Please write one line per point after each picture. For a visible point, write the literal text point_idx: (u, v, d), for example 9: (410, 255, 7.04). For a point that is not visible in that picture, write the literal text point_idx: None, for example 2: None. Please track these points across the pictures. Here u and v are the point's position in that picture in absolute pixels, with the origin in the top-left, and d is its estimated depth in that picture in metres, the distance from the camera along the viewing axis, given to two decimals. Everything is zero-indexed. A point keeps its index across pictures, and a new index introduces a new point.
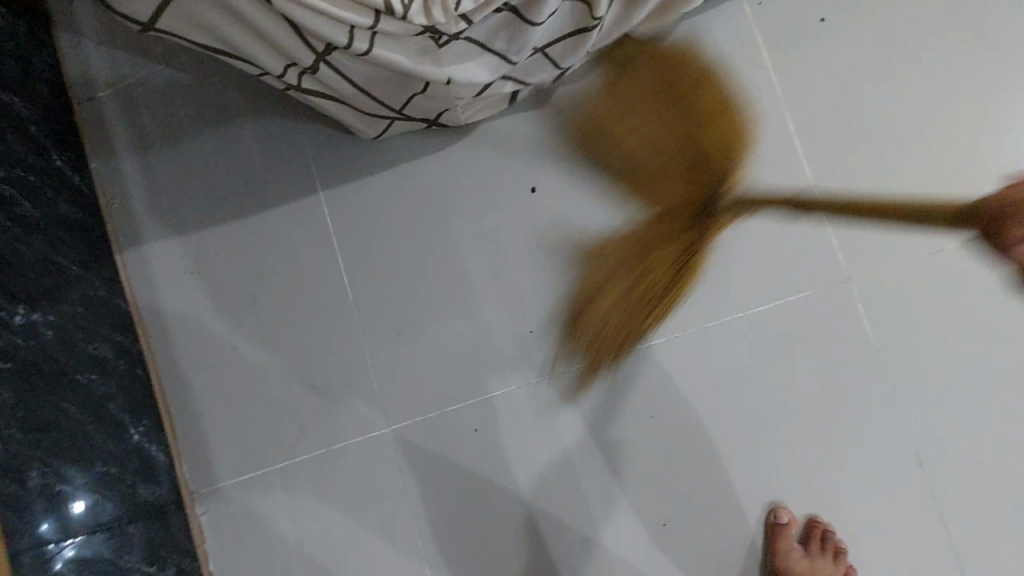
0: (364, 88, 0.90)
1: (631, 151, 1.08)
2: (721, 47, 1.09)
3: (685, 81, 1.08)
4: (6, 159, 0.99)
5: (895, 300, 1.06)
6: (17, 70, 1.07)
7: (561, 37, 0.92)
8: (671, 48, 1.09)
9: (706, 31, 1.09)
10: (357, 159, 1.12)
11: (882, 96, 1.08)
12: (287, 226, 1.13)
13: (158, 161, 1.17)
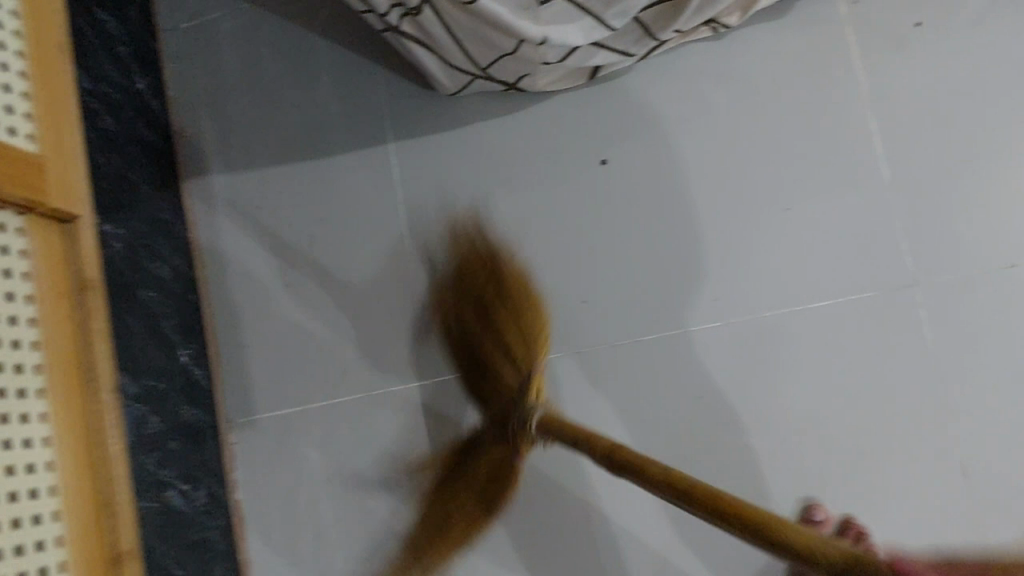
0: (459, 35, 0.93)
1: (704, 137, 1.10)
2: (806, 46, 1.09)
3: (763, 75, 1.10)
4: (92, 72, 1.00)
5: (957, 310, 1.04)
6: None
7: (654, 3, 0.95)
8: (755, 42, 1.10)
9: (793, 28, 1.10)
10: (431, 114, 1.14)
11: (966, 107, 1.06)
12: (352, 172, 1.15)
13: (233, 94, 1.18)
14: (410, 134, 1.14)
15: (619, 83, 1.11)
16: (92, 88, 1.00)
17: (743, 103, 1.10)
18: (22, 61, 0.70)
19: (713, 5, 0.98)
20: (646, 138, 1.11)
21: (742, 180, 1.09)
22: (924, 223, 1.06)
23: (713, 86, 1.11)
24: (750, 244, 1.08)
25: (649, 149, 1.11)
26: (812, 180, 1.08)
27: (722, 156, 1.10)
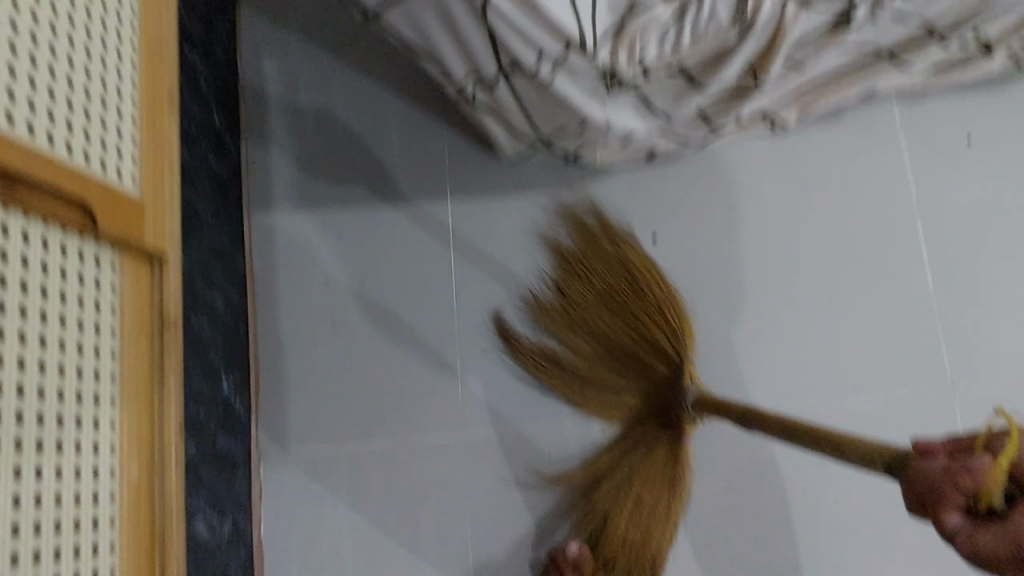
0: (529, 115, 0.97)
1: (759, 220, 1.12)
2: (865, 146, 1.11)
3: (821, 172, 1.12)
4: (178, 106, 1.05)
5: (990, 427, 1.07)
6: (202, 29, 1.15)
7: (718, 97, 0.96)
8: (815, 137, 1.11)
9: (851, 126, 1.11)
10: (491, 179, 1.19)
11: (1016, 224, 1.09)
12: (409, 226, 1.19)
13: (306, 137, 1.23)
14: (471, 192, 1.19)
15: (677, 160, 1.13)
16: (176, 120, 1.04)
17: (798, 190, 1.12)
18: (135, 108, 0.66)
19: (774, 104, 1.01)
20: (701, 216, 1.13)
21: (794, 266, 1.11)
22: (970, 337, 1.07)
23: (770, 171, 1.13)
24: (796, 331, 1.09)
25: (703, 227, 1.13)
26: (862, 272, 1.10)
27: (775, 240, 1.12)
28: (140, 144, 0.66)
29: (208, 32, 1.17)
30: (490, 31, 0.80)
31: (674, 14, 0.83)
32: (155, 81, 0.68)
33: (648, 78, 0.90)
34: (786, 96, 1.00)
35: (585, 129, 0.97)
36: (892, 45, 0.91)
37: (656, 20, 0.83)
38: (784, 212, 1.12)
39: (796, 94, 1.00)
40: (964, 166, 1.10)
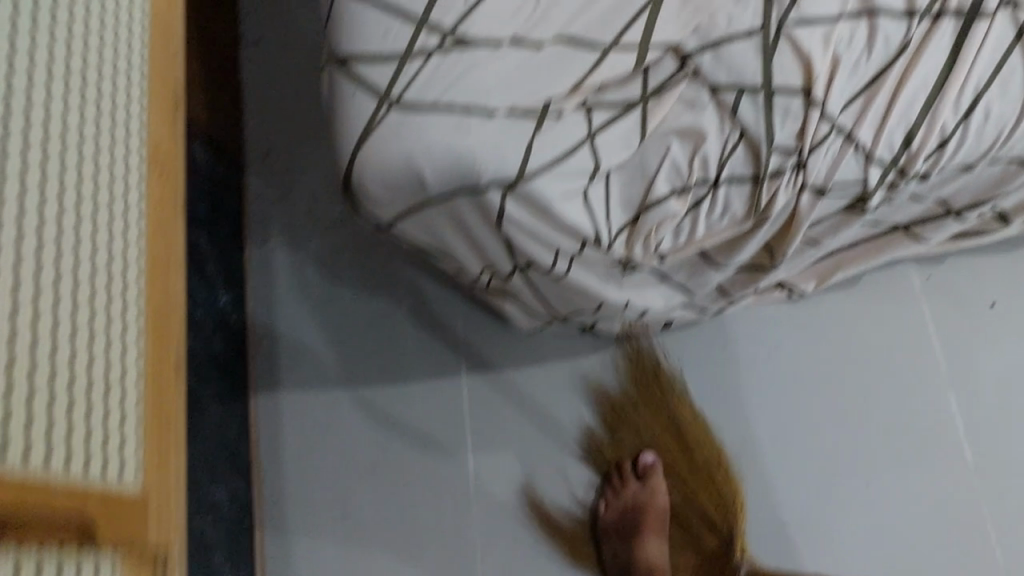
0: (545, 296, 0.95)
1: (803, 392, 1.06)
2: (896, 306, 1.06)
3: (852, 335, 1.07)
4: None
5: None
6: (209, 209, 1.13)
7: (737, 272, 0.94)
8: (843, 300, 1.08)
9: (880, 286, 1.07)
10: (510, 348, 1.15)
11: None
12: (422, 401, 1.14)
13: (312, 313, 1.19)
14: (494, 365, 1.15)
15: (705, 330, 1.10)
16: None
17: (842, 361, 1.06)
18: (138, 385, 0.59)
19: (793, 272, 0.98)
20: (735, 387, 1.07)
21: (843, 442, 1.03)
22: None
23: (804, 341, 1.07)
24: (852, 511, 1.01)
25: (739, 401, 1.07)
26: (919, 447, 1.01)
27: (822, 414, 1.05)
28: (145, 400, 0.59)
29: (214, 211, 1.14)
30: (507, 238, 0.79)
31: (690, 206, 0.82)
32: (165, 306, 0.63)
33: (665, 262, 0.88)
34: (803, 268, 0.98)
35: (602, 305, 0.95)
36: (908, 217, 0.90)
37: (673, 213, 0.81)
38: (830, 383, 1.06)
39: (815, 263, 0.97)
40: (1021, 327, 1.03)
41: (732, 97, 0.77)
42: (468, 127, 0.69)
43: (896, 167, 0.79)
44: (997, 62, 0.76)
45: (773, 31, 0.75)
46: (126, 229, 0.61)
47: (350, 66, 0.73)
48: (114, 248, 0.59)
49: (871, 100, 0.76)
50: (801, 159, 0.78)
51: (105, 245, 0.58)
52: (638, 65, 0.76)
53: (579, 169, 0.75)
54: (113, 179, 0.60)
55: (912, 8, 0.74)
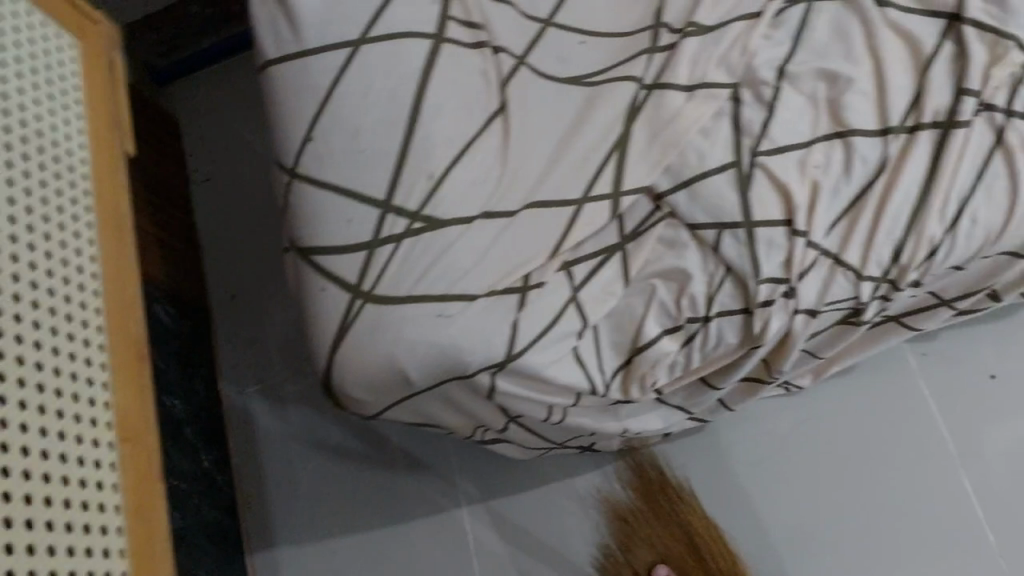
0: (545, 435, 0.88)
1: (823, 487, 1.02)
2: (895, 387, 1.04)
3: (860, 422, 1.04)
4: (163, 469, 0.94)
5: None
6: (178, 369, 1.06)
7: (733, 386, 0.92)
8: (842, 387, 1.05)
9: (876, 370, 1.05)
10: (509, 470, 1.07)
11: None
12: (427, 541, 1.06)
13: (299, 461, 1.12)
14: (499, 496, 1.07)
15: (710, 433, 1.06)
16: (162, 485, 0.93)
17: (856, 450, 1.03)
18: None
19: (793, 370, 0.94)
20: (752, 491, 1.03)
21: (872, 538, 0.99)
22: None
23: (812, 433, 1.04)
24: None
25: (758, 505, 1.02)
26: (946, 534, 0.98)
27: (845, 509, 1.00)
28: None
29: (184, 370, 1.08)
30: (500, 405, 0.74)
31: (682, 343, 0.79)
32: None
33: (664, 393, 0.86)
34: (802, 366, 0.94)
35: (600, 434, 0.89)
36: (903, 310, 0.88)
37: (666, 353, 0.78)
38: (848, 476, 1.02)
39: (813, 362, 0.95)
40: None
41: (712, 234, 0.74)
42: (450, 314, 0.66)
43: (888, 280, 0.77)
44: (980, 168, 0.73)
45: (746, 163, 0.74)
46: (112, 571, 0.51)
47: (314, 259, 0.70)
48: None
49: (854, 222, 0.74)
50: (791, 287, 0.75)
51: None
52: (615, 215, 0.74)
53: (569, 330, 0.72)
54: (89, 517, 0.51)
55: (884, 124, 0.72)
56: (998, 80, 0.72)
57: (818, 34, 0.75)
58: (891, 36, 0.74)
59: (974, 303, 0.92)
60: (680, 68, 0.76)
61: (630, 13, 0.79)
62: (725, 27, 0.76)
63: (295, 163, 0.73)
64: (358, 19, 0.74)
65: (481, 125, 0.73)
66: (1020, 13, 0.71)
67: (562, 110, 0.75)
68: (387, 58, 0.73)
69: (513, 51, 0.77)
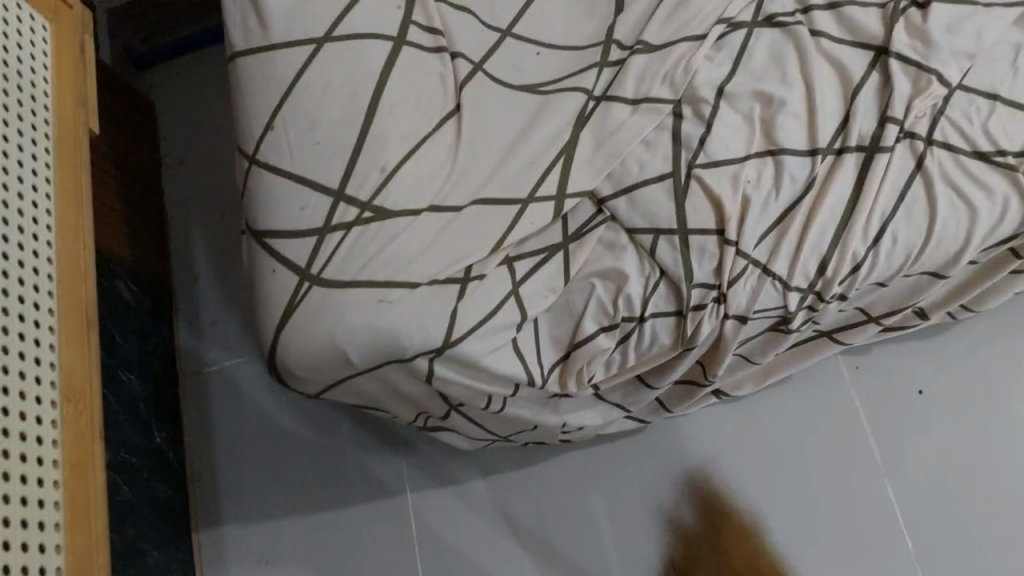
0: (488, 425, 0.92)
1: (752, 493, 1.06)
2: (826, 397, 1.09)
3: (790, 429, 1.08)
4: (114, 442, 0.98)
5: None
6: (138, 347, 1.09)
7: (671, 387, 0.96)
8: (778, 395, 1.10)
9: (810, 381, 1.10)
10: (455, 461, 1.11)
11: (989, 451, 1.04)
12: (369, 525, 1.10)
13: (250, 443, 1.16)
14: (444, 484, 1.10)
15: (649, 433, 1.10)
16: (113, 457, 0.97)
17: (786, 458, 1.07)
18: None
19: (726, 378, 0.99)
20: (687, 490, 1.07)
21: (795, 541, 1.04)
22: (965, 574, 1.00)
23: (744, 438, 1.09)
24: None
25: (691, 505, 1.07)
26: (863, 536, 1.03)
27: (773, 515, 1.05)
28: None
29: (144, 348, 1.11)
30: (438, 390, 0.78)
31: (617, 342, 0.83)
32: (87, 554, 0.58)
33: (602, 390, 0.89)
34: (739, 372, 0.99)
35: (544, 427, 0.94)
36: (833, 324, 0.92)
37: (602, 350, 0.82)
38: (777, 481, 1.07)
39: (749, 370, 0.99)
40: (951, 411, 1.07)
41: (648, 239, 0.79)
42: (391, 301, 0.71)
43: (814, 291, 0.80)
44: (899, 193, 0.76)
45: (681, 175, 0.79)
46: (45, 508, 0.56)
47: (269, 243, 0.75)
48: (34, 538, 0.54)
49: (782, 235, 0.78)
50: (721, 293, 0.80)
51: (23, 540, 0.53)
52: (557, 215, 0.78)
53: (507, 322, 0.76)
54: (27, 459, 0.56)
55: (812, 145, 0.76)
56: (919, 111, 0.75)
57: (756, 59, 0.79)
58: (825, 65, 0.78)
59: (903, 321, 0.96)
60: (626, 83, 0.81)
61: (585, 27, 0.84)
62: (670, 46, 0.80)
63: (255, 150, 0.78)
64: (325, 20, 0.79)
65: (433, 125, 0.78)
66: (941, 51, 0.75)
67: (514, 115, 0.80)
68: (349, 58, 0.78)
69: (471, 57, 0.82)
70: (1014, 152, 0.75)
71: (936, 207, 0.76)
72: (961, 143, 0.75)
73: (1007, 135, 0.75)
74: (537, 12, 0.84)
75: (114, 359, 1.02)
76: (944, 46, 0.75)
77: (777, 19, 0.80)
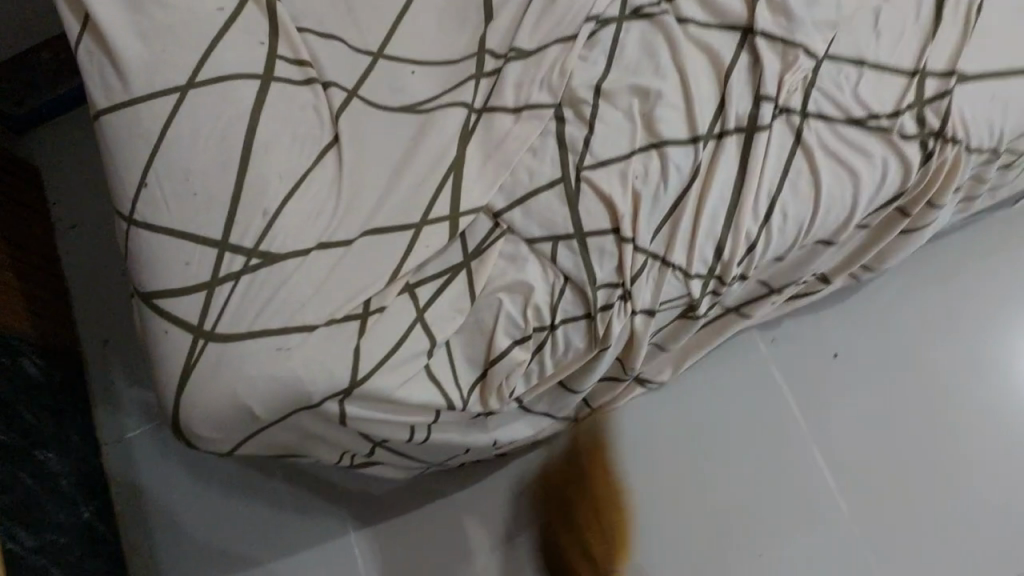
0: (419, 453, 0.91)
1: (700, 476, 1.08)
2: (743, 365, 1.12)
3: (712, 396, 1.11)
4: (36, 527, 0.94)
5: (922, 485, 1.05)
6: (53, 422, 1.05)
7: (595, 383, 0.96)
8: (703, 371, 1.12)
9: (730, 356, 1.12)
10: (396, 489, 1.10)
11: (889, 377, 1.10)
12: (320, 566, 1.08)
13: (183, 502, 1.12)
14: (388, 513, 1.10)
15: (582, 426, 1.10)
16: (37, 543, 0.94)
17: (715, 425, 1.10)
18: None
19: (647, 368, 1.00)
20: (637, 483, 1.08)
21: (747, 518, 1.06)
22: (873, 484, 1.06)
23: (671, 413, 1.11)
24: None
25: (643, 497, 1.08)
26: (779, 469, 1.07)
27: (723, 494, 1.07)
28: None
29: (59, 422, 1.06)
30: (358, 428, 0.76)
31: (532, 352, 0.83)
32: None
33: (527, 400, 0.89)
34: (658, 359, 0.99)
35: (476, 444, 0.93)
36: (737, 300, 0.93)
37: (518, 363, 0.82)
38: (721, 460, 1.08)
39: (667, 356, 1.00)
40: (874, 368, 1.11)
41: (548, 246, 0.79)
42: (288, 348, 0.69)
43: (714, 275, 0.82)
44: (783, 166, 0.78)
45: (571, 177, 0.79)
46: None
47: (156, 305, 0.72)
48: None
49: (675, 226, 0.79)
50: (625, 290, 0.81)
51: None
52: (453, 233, 0.77)
53: (417, 349, 0.74)
54: None
55: (693, 133, 0.78)
56: (791, 85, 0.77)
57: (628, 53, 0.80)
58: (695, 51, 0.79)
59: (806, 287, 0.98)
60: (505, 92, 0.80)
61: (457, 41, 0.84)
62: (543, 51, 0.80)
63: (132, 210, 0.75)
64: (188, 65, 0.76)
65: (314, 160, 0.76)
66: (802, 23, 0.77)
67: (396, 140, 0.79)
68: (218, 103, 0.75)
69: (346, 85, 0.81)
70: (886, 115, 0.76)
71: (819, 178, 0.78)
72: (834, 111, 0.77)
73: (878, 99, 0.76)
74: (407, 31, 0.83)
75: (26, 438, 0.98)
76: (804, 20, 0.77)
77: (642, 10, 0.80)
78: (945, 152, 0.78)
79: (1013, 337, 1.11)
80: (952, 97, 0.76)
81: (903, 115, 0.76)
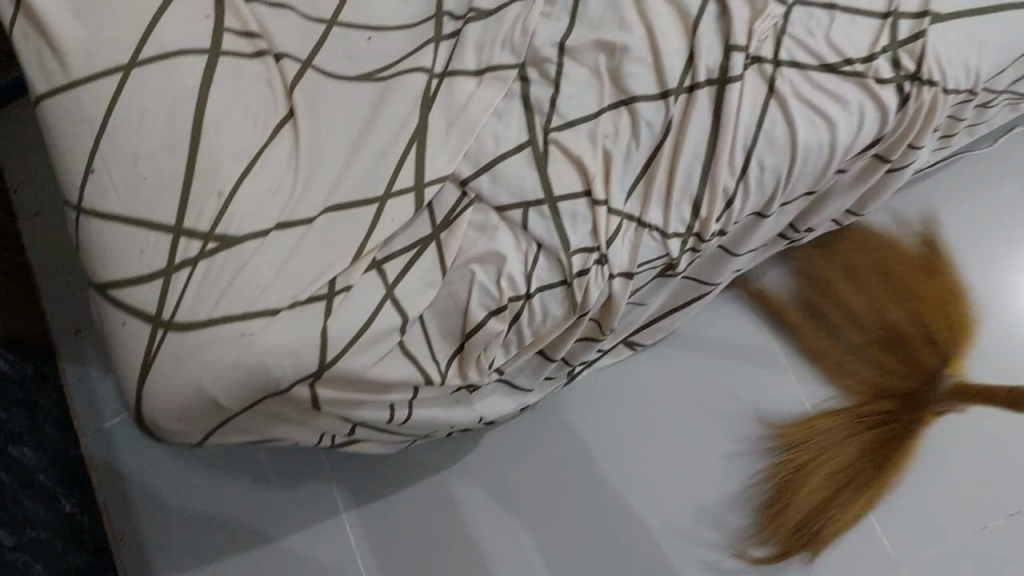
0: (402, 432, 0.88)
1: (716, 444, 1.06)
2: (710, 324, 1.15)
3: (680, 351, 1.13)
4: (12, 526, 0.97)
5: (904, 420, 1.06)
6: (30, 416, 1.05)
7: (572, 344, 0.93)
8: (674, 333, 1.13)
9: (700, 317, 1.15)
10: (382, 467, 1.09)
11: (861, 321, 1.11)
12: (308, 550, 1.06)
13: (165, 491, 1.09)
14: (376, 490, 1.08)
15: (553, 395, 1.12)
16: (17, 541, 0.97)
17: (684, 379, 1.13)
18: None
19: (620, 334, 1.01)
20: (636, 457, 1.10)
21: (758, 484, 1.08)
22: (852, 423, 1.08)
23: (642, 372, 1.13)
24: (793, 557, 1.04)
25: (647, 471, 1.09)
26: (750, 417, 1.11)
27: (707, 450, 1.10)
28: None
29: (33, 416, 1.06)
30: (333, 411, 0.74)
31: (510, 322, 0.80)
32: None
33: (508, 372, 0.88)
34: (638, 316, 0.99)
35: (461, 421, 0.90)
36: (705, 269, 0.91)
37: (497, 333, 0.80)
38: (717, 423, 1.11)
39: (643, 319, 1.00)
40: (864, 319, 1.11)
41: (518, 214, 0.77)
42: (252, 332, 0.67)
43: (693, 234, 0.80)
44: (757, 118, 0.75)
45: (539, 141, 0.76)
46: None
47: (110, 294, 0.69)
48: None
49: (649, 186, 0.77)
50: (602, 254, 0.78)
51: None
52: (417, 206, 0.74)
53: (389, 326, 0.72)
54: None
55: (663, 87, 0.74)
56: (762, 33, 0.74)
57: (591, 7, 0.76)
58: (661, 2, 0.75)
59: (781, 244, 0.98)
60: (466, 55, 0.77)
61: (413, 3, 0.80)
62: (503, 9, 0.77)
63: (79, 198, 0.71)
64: (129, 41, 0.72)
65: (268, 135, 0.73)
66: None
67: (354, 111, 0.76)
68: (163, 81, 0.72)
69: (299, 55, 0.77)
70: (860, 60, 0.74)
71: (795, 129, 0.75)
72: (807, 58, 0.74)
73: (851, 43, 0.74)
74: None
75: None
76: None
77: None
78: (923, 97, 0.75)
79: (975, 281, 1.16)
80: (928, 37, 0.74)
81: (879, 58, 0.74)
